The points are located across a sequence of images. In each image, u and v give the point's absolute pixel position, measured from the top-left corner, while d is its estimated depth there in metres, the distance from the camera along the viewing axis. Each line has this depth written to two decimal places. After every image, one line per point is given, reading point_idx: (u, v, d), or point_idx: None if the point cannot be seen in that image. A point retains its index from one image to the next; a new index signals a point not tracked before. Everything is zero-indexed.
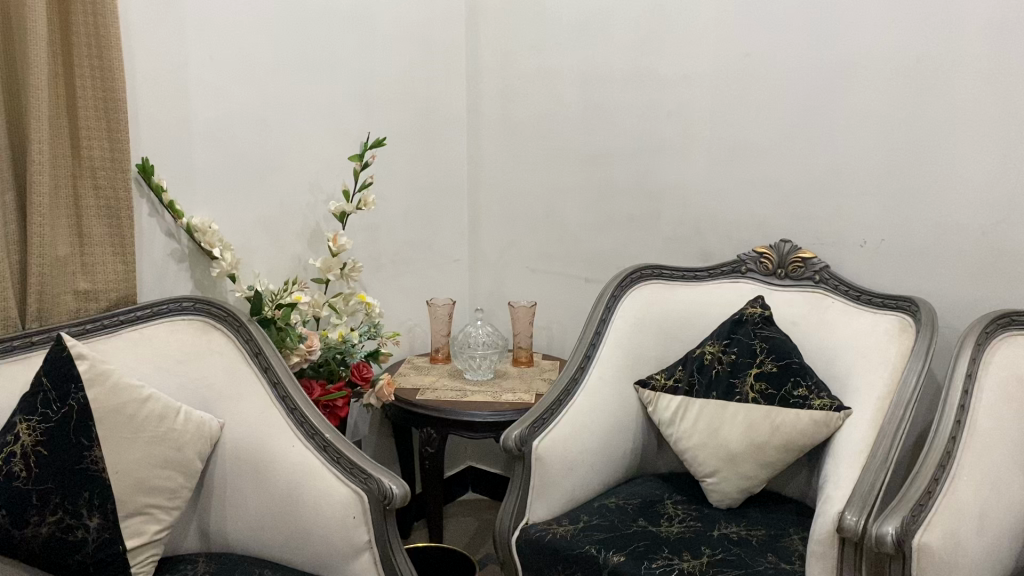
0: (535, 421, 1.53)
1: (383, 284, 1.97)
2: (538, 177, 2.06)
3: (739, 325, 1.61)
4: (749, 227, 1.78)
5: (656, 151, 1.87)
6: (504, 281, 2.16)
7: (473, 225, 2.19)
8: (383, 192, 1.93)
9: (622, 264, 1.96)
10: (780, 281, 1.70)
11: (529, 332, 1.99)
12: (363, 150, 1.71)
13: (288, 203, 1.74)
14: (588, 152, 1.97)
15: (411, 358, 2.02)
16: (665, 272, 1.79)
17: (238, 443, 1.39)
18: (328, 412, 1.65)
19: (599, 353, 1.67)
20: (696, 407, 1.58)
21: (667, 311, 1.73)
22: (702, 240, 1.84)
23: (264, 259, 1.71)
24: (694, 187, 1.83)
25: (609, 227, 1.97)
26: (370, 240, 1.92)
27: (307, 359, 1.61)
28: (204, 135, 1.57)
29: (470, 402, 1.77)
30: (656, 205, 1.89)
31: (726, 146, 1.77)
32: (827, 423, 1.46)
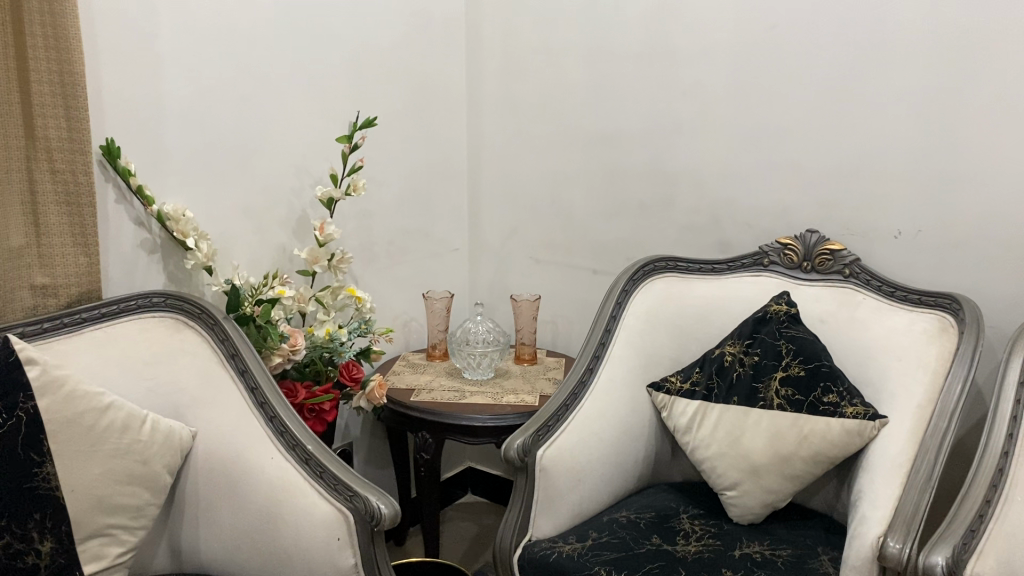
0: (539, 429, 1.40)
1: (375, 276, 1.84)
2: (543, 161, 1.92)
3: (762, 324, 1.48)
4: (771, 215, 1.64)
5: (670, 133, 1.73)
6: (506, 272, 2.03)
7: (473, 212, 2.05)
8: (376, 177, 1.80)
9: (633, 254, 1.83)
10: (806, 275, 1.56)
11: (532, 327, 1.85)
12: (352, 132, 1.57)
13: (272, 189, 1.60)
14: (596, 134, 1.83)
15: (406, 355, 1.89)
16: (681, 265, 1.65)
17: (212, 455, 1.26)
18: (314, 416, 1.52)
19: (610, 353, 1.54)
20: (714, 413, 1.45)
21: (682, 307, 1.59)
22: (719, 229, 1.71)
23: (245, 249, 1.58)
24: (711, 172, 1.69)
25: (619, 215, 1.83)
26: (361, 229, 1.79)
27: (290, 360, 1.46)
28: (177, 114, 1.43)
29: (468, 404, 1.64)
30: (670, 191, 1.75)
31: (747, 127, 1.63)
32: (860, 433, 1.32)
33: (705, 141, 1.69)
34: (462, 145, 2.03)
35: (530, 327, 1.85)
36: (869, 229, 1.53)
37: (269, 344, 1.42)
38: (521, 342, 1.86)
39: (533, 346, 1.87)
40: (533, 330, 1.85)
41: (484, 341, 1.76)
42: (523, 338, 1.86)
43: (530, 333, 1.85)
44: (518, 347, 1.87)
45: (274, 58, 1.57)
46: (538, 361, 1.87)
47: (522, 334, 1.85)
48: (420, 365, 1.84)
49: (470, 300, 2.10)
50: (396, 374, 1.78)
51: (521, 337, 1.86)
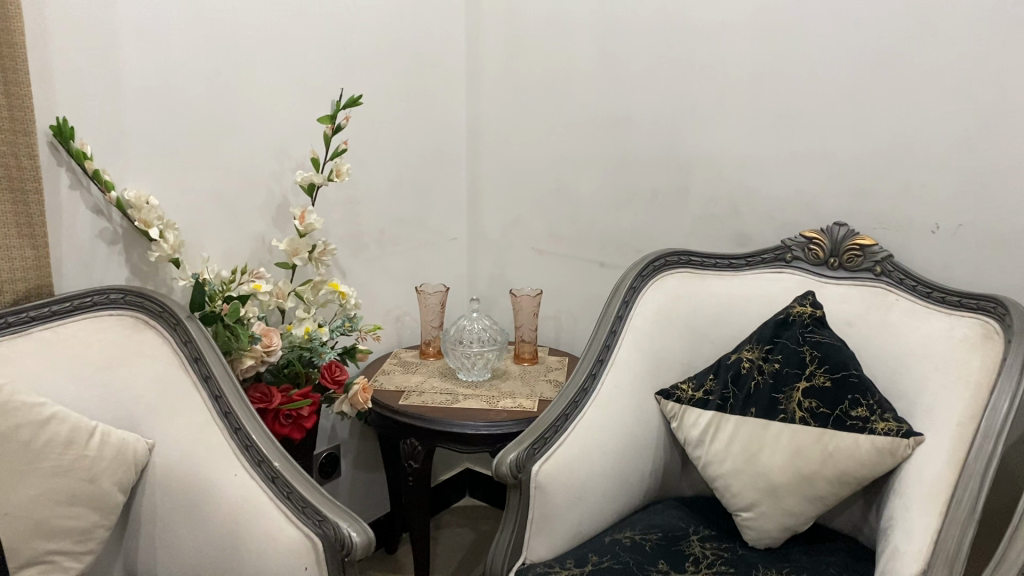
0: (535, 441, 1.26)
1: (364, 267, 1.71)
2: (547, 145, 1.78)
3: (784, 327, 1.34)
4: (794, 206, 1.49)
5: (684, 115, 1.58)
6: (507, 263, 1.89)
7: (473, 199, 1.92)
8: (365, 161, 1.66)
9: (643, 246, 1.69)
10: (833, 272, 1.42)
11: (533, 324, 1.72)
12: (335, 111, 1.45)
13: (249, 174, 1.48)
14: (604, 115, 1.69)
15: (398, 353, 1.76)
16: (695, 259, 1.50)
17: (170, 470, 1.14)
18: (291, 423, 1.39)
19: (615, 357, 1.40)
20: (730, 425, 1.31)
21: (696, 306, 1.45)
22: (737, 221, 1.56)
23: (219, 240, 1.45)
24: (729, 157, 1.55)
25: (627, 204, 1.69)
26: (348, 218, 1.66)
27: (264, 362, 1.34)
28: (140, 91, 1.30)
29: (461, 409, 1.51)
30: (683, 179, 1.61)
31: (769, 109, 1.48)
32: (894, 452, 1.17)
33: (722, 124, 1.54)
34: (461, 127, 1.89)
35: (531, 324, 1.72)
36: (903, 222, 1.38)
37: (239, 345, 1.29)
38: (521, 340, 1.73)
39: (534, 344, 1.74)
40: (533, 328, 1.72)
41: (479, 340, 1.64)
42: (523, 336, 1.72)
43: (530, 331, 1.72)
44: (518, 346, 1.74)
45: (250, 30, 1.44)
46: (539, 360, 1.74)
47: (523, 332, 1.72)
48: (412, 364, 1.71)
49: (469, 292, 1.97)
50: (386, 374, 1.65)
51: (521, 334, 1.72)
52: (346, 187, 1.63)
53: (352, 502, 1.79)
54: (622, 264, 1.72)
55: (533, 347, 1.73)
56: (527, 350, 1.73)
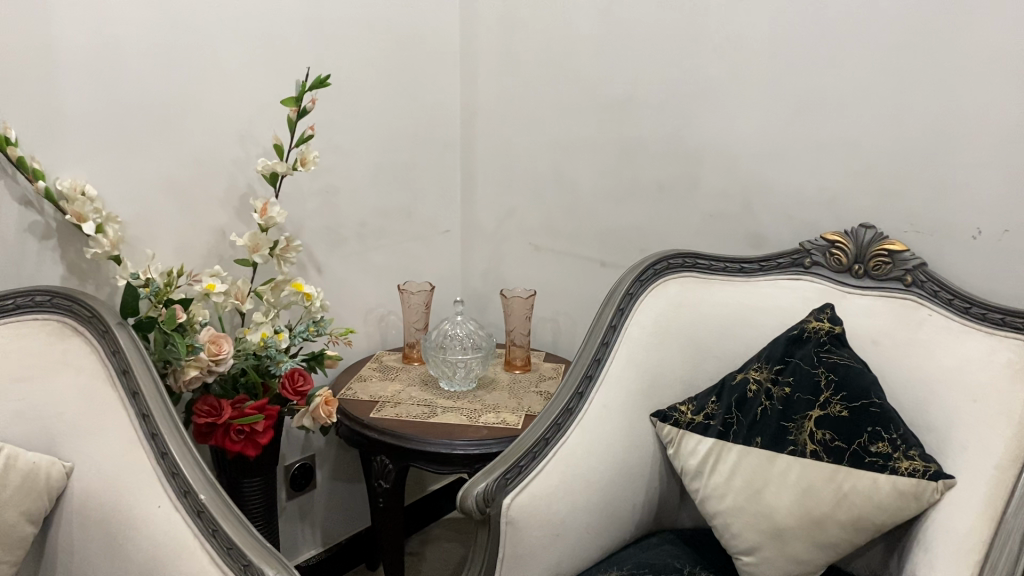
0: (508, 470, 1.12)
1: (343, 263, 1.58)
2: (545, 130, 1.63)
3: (797, 345, 1.17)
4: (815, 204, 1.32)
5: (693, 100, 1.42)
6: (503, 259, 1.74)
7: (468, 189, 1.77)
8: (342, 147, 1.52)
9: (647, 245, 1.53)
10: (858, 281, 1.24)
11: (526, 328, 1.57)
12: (300, 92, 1.29)
13: (206, 161, 1.34)
14: (606, 98, 1.53)
15: (380, 357, 1.62)
16: (703, 262, 1.35)
17: (88, 496, 1.00)
18: (244, 439, 1.26)
19: (606, 373, 1.25)
20: (732, 456, 1.15)
21: (700, 317, 1.29)
22: (751, 219, 1.39)
23: (173, 234, 1.32)
24: (742, 148, 1.38)
25: (632, 197, 1.53)
26: (323, 209, 1.52)
27: (210, 373, 1.21)
28: (77, 67, 1.16)
29: (437, 424, 1.36)
30: (691, 171, 1.44)
31: (788, 93, 1.31)
32: (917, 496, 1.01)
33: (736, 110, 1.37)
34: (456, 110, 1.74)
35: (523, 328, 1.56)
36: (940, 225, 1.20)
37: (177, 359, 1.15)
38: (512, 345, 1.58)
39: (527, 349, 1.58)
40: (526, 332, 1.57)
41: (465, 342, 1.49)
42: (516, 340, 1.57)
43: (523, 335, 1.57)
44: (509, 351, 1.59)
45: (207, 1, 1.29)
46: (532, 368, 1.59)
47: (515, 337, 1.57)
48: (393, 370, 1.57)
49: (463, 290, 1.82)
50: (363, 381, 1.51)
51: (513, 339, 1.57)
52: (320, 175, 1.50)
53: (330, 514, 1.67)
54: (625, 264, 1.56)
55: (526, 352, 1.58)
56: (519, 357, 1.58)
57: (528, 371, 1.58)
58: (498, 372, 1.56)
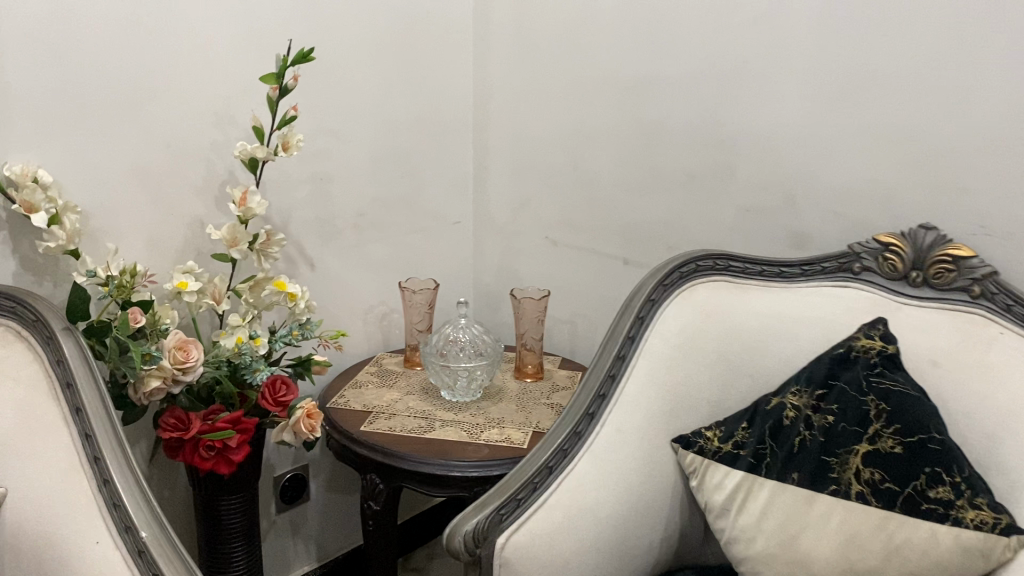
0: (502, 505, 0.98)
1: (339, 257, 1.44)
2: (562, 113, 1.47)
3: (843, 367, 1.01)
4: (862, 201, 1.15)
5: (725, 80, 1.25)
6: (517, 254, 1.60)
7: (480, 177, 1.63)
8: (336, 130, 1.38)
9: (672, 243, 1.37)
10: (916, 290, 1.07)
11: (538, 332, 1.42)
12: (282, 69, 1.15)
13: (181, 146, 1.21)
14: (629, 77, 1.37)
15: (381, 360, 1.49)
16: (735, 266, 1.19)
17: (17, 526, 0.85)
18: (216, 456, 1.13)
19: (620, 391, 1.10)
20: (764, 494, 1.00)
21: (730, 328, 1.13)
22: (790, 216, 1.23)
23: (144, 225, 1.19)
24: (780, 136, 1.21)
25: (656, 190, 1.37)
26: (316, 198, 1.39)
27: (173, 386, 1.09)
28: (28, 39, 1.03)
29: (433, 440, 1.23)
30: (723, 161, 1.28)
31: (834, 74, 1.14)
32: (987, 555, 0.84)
33: (773, 92, 1.20)
34: (466, 90, 1.60)
35: (535, 332, 1.42)
36: (1012, 228, 1.03)
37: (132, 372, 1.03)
38: (523, 350, 1.43)
39: (539, 355, 1.44)
40: (539, 336, 1.42)
41: (467, 349, 1.34)
42: (527, 345, 1.43)
43: (535, 339, 1.42)
44: (520, 357, 1.44)
45: None
46: (545, 376, 1.44)
47: (526, 341, 1.42)
48: (394, 375, 1.43)
49: (475, 286, 1.68)
50: (359, 388, 1.38)
51: (524, 343, 1.43)
52: (311, 161, 1.36)
53: (325, 528, 1.54)
54: (647, 263, 1.40)
55: (538, 358, 1.44)
56: (531, 363, 1.43)
57: (540, 379, 1.43)
58: (507, 381, 1.42)
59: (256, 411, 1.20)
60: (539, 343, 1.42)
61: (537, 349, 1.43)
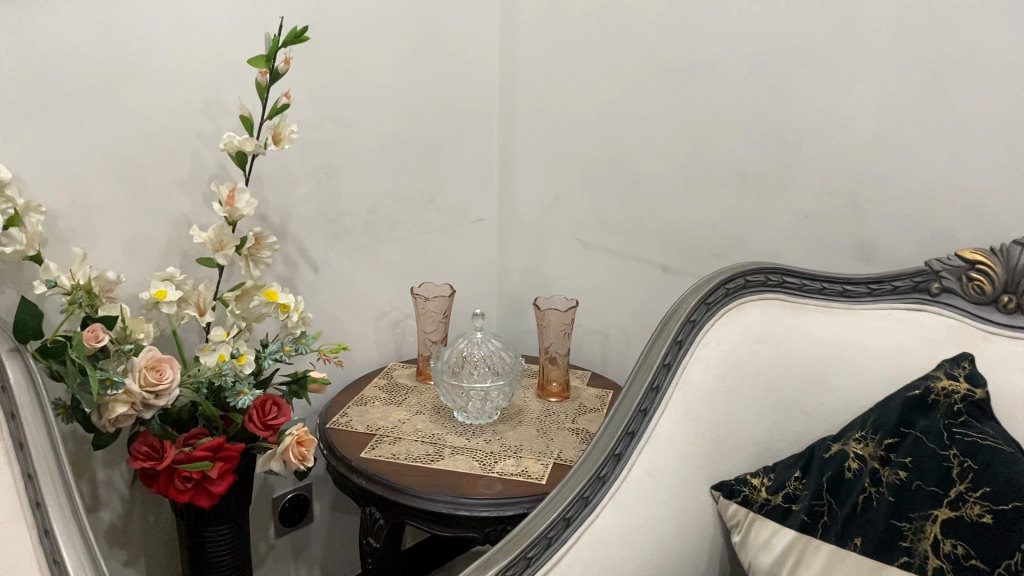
0: (509, 565, 0.83)
1: (346, 259, 1.31)
2: (596, 101, 1.32)
3: (919, 412, 0.85)
4: (943, 210, 0.97)
5: (782, 66, 1.09)
6: (544, 256, 1.45)
7: (506, 170, 1.48)
8: (343, 118, 1.25)
9: (717, 250, 1.21)
10: (1007, 319, 0.90)
11: (564, 346, 1.28)
12: (272, 50, 1.01)
13: (165, 137, 1.08)
14: (671, 61, 1.21)
15: (392, 372, 1.35)
16: (791, 282, 1.02)
17: None
18: (193, 489, 1.01)
19: (653, 428, 0.95)
20: (820, 560, 0.85)
21: (783, 357, 0.97)
22: (856, 225, 1.06)
23: (123, 225, 1.07)
24: (846, 132, 1.04)
25: (700, 190, 1.21)
26: (320, 194, 1.25)
27: (144, 411, 0.96)
28: None
29: (439, 471, 1.09)
30: (777, 159, 1.12)
31: (913, 60, 0.96)
32: None
33: (838, 80, 1.04)
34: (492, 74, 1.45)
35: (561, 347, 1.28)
36: None
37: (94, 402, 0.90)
38: (547, 367, 1.29)
39: (564, 373, 1.29)
40: (565, 352, 1.28)
41: (481, 371, 1.20)
42: (552, 361, 1.29)
43: (561, 355, 1.28)
44: (543, 375, 1.30)
45: None
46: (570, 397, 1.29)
47: (550, 357, 1.28)
48: (404, 390, 1.30)
49: (500, 289, 1.54)
50: (364, 405, 1.25)
51: (548, 359, 1.29)
52: (314, 153, 1.23)
53: (329, 551, 1.42)
54: (689, 271, 1.25)
55: (563, 377, 1.29)
56: (555, 384, 1.29)
57: (565, 400, 1.28)
58: (528, 401, 1.28)
59: (242, 435, 1.07)
60: (566, 359, 1.29)
61: (563, 366, 1.29)
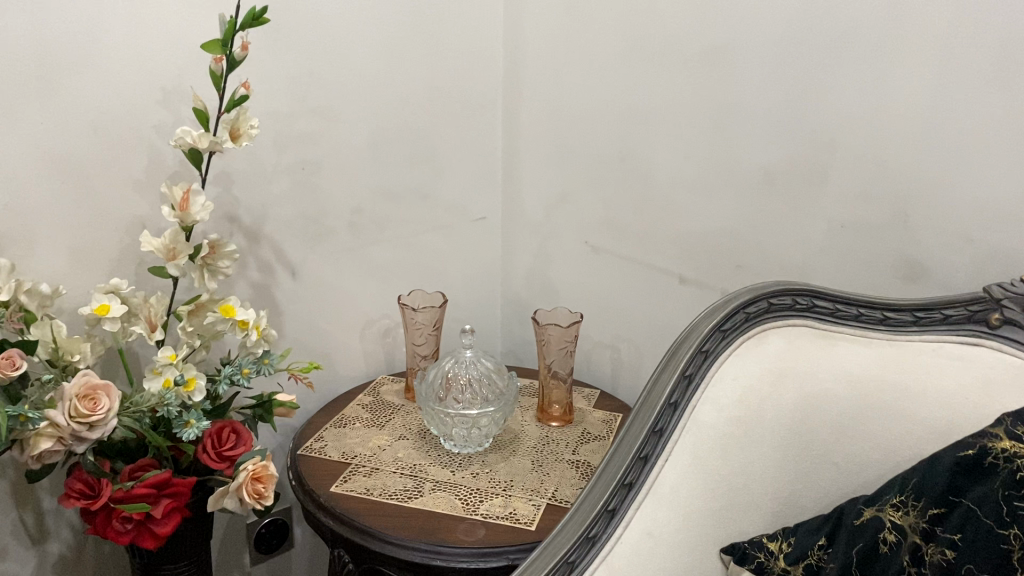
0: None
1: (329, 262, 1.18)
2: (610, 88, 1.17)
3: (970, 479, 0.69)
4: (1010, 226, 0.81)
5: (821, 50, 0.93)
6: (552, 259, 1.31)
7: (511, 162, 1.34)
8: (322, 106, 1.11)
9: (743, 261, 1.06)
10: None
11: (567, 365, 1.14)
12: (228, 34, 0.87)
13: (112, 130, 0.96)
14: (694, 43, 1.05)
15: (379, 388, 1.23)
16: (820, 308, 0.88)
17: None
18: (135, 529, 0.89)
19: (653, 477, 0.82)
20: None
21: (813, 397, 0.82)
22: (903, 238, 0.90)
23: (65, 230, 0.95)
24: (895, 130, 0.88)
25: (724, 191, 1.06)
26: (298, 192, 1.12)
27: (74, 445, 0.85)
28: None
29: (416, 512, 0.96)
30: (813, 157, 0.96)
31: (980, 45, 0.80)
32: None
33: (889, 67, 0.87)
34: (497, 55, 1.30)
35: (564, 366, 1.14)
36: None
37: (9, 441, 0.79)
38: (547, 387, 1.16)
39: (566, 395, 1.16)
40: (567, 371, 1.15)
41: (472, 392, 1.06)
42: (552, 381, 1.15)
43: (563, 374, 1.15)
44: (543, 395, 1.16)
45: None
46: (573, 421, 1.16)
47: (552, 377, 1.15)
48: (390, 410, 1.17)
49: (504, 293, 1.40)
50: (343, 427, 1.13)
51: (549, 379, 1.15)
52: (289, 145, 1.09)
53: None
54: (711, 284, 1.10)
55: (565, 399, 1.16)
56: (557, 405, 1.16)
57: (566, 424, 1.15)
58: (524, 426, 1.14)
59: (196, 464, 0.96)
60: (569, 379, 1.15)
61: (566, 386, 1.15)
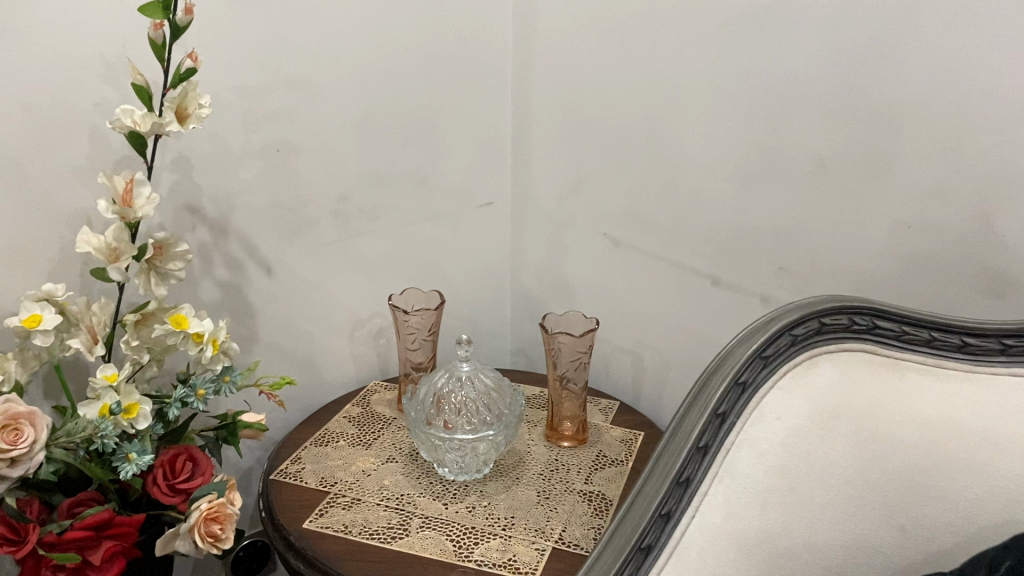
0: None
1: (310, 256, 1.04)
2: (629, 57, 1.00)
3: None
4: None
5: (888, 13, 0.76)
6: (565, 251, 1.15)
7: (519, 141, 1.18)
8: (296, 78, 0.96)
9: (788, 262, 0.90)
10: None
11: (579, 378, 0.99)
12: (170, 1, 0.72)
13: (44, 109, 0.81)
14: (729, 4, 0.89)
15: (369, 399, 1.09)
16: (884, 330, 0.73)
17: None
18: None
19: (677, 536, 0.66)
20: None
21: (877, 443, 0.67)
22: (986, 244, 0.74)
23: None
24: (981, 112, 0.72)
25: (763, 181, 0.90)
26: (271, 177, 0.98)
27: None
28: None
29: (399, 554, 0.82)
30: (873, 143, 0.80)
31: None
32: None
33: (975, 35, 0.71)
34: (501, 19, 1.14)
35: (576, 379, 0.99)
36: None
37: None
38: (557, 402, 1.01)
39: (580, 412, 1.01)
40: (580, 385, 1.00)
41: (467, 413, 0.92)
42: (563, 395, 1.01)
43: (576, 388, 1.00)
44: (553, 411, 1.02)
45: None
46: (587, 441, 1.01)
47: (562, 391, 1.00)
48: (379, 426, 1.04)
49: (513, 287, 1.25)
50: (324, 447, 0.99)
51: (559, 392, 1.01)
52: (257, 124, 0.95)
53: None
54: (748, 287, 0.94)
55: (578, 416, 1.01)
56: (568, 423, 1.02)
57: (579, 446, 1.00)
58: (531, 447, 1.00)
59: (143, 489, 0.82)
60: (582, 394, 1.00)
61: (578, 401, 1.01)
